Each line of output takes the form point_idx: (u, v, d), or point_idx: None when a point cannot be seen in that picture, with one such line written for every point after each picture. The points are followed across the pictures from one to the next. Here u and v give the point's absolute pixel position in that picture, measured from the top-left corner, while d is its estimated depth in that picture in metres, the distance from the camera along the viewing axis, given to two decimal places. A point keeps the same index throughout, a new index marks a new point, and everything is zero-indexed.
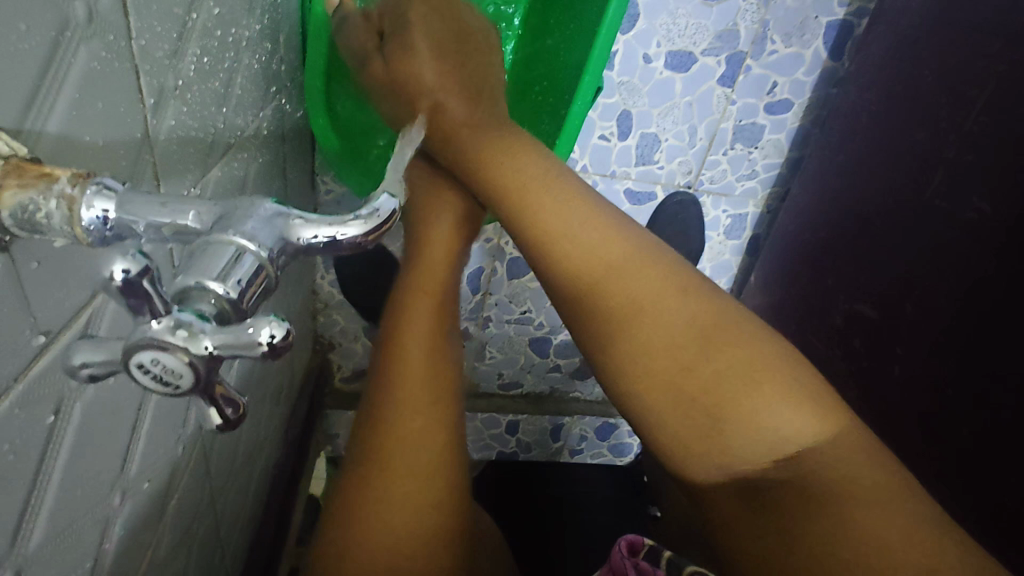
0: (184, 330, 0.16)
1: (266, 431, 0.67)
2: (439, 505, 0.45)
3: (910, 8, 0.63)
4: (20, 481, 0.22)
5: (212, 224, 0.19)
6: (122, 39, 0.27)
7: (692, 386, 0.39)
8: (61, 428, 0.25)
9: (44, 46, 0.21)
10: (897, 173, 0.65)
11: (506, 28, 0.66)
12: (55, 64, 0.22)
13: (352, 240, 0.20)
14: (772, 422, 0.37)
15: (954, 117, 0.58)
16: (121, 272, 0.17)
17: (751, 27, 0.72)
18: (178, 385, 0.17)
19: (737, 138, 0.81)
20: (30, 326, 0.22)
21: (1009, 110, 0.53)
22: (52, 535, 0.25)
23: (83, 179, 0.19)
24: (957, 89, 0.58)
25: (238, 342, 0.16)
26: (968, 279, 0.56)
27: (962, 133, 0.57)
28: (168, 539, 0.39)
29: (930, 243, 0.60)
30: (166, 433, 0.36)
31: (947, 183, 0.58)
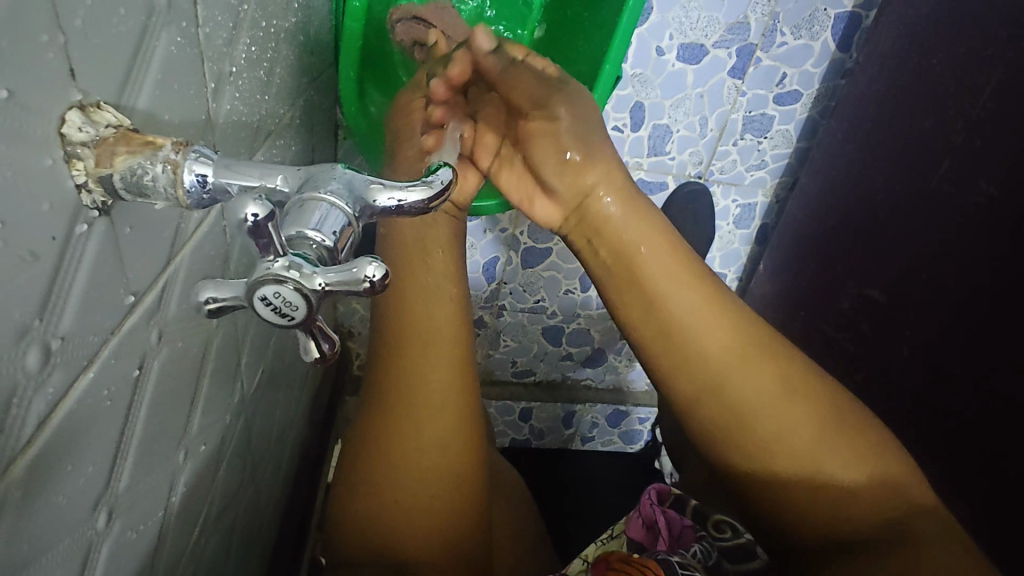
0: (300, 270, 0.19)
1: (294, 412, 0.70)
2: (449, 479, 0.47)
3: (919, 0, 0.65)
4: (114, 426, 0.25)
5: (299, 187, 0.21)
6: (192, 26, 0.29)
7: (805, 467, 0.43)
8: (143, 383, 0.27)
9: (137, 29, 0.23)
10: (905, 161, 0.67)
11: (524, 20, 0.68)
12: (143, 45, 0.24)
13: (417, 205, 0.22)
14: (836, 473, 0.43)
15: (962, 106, 0.60)
16: (251, 215, 0.18)
17: (762, 19, 0.74)
18: (292, 316, 0.20)
19: (747, 129, 0.83)
20: (123, 285, 0.24)
21: (1015, 98, 0.55)
22: (136, 479, 0.28)
23: (183, 147, 0.21)
24: (964, 79, 0.60)
25: (345, 279, 0.19)
26: (975, 262, 0.58)
27: (969, 121, 0.59)
28: (217, 503, 0.42)
29: (937, 228, 0.62)
30: (217, 398, 0.38)
31: (955, 169, 0.60)
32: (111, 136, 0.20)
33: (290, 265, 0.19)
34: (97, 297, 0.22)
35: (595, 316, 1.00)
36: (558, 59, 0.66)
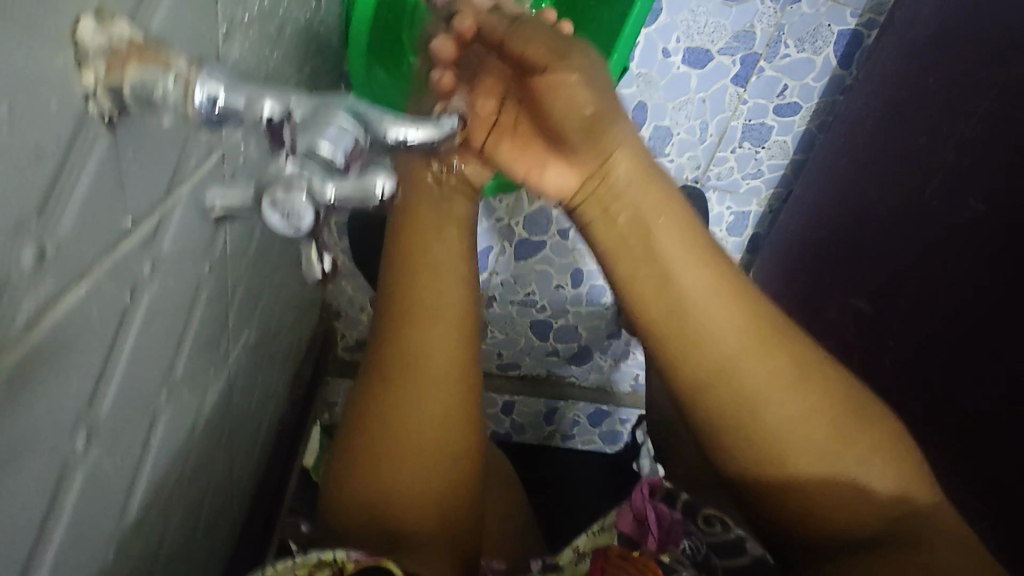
0: (313, 182, 0.21)
1: (276, 384, 0.69)
2: (454, 456, 0.47)
3: (921, 20, 0.67)
4: (100, 348, 0.25)
5: (310, 114, 0.21)
6: None
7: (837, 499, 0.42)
8: (133, 313, 0.27)
9: None
10: (898, 175, 0.68)
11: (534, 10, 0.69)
12: None
13: (419, 141, 0.25)
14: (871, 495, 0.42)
15: (956, 125, 0.61)
16: (267, 117, 0.21)
17: (767, 29, 0.76)
18: (300, 226, 0.22)
19: (745, 137, 0.84)
20: (121, 206, 0.24)
21: (1007, 118, 0.56)
22: (118, 412, 0.28)
23: (194, 66, 0.21)
24: (958, 98, 0.61)
25: (355, 195, 0.22)
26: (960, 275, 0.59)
27: (961, 139, 0.60)
28: (194, 457, 0.41)
29: (925, 242, 0.63)
30: (203, 349, 0.38)
31: (946, 185, 0.62)
32: (124, 48, 0.20)
33: (302, 174, 0.22)
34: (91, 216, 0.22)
35: (584, 313, 1.00)
36: None
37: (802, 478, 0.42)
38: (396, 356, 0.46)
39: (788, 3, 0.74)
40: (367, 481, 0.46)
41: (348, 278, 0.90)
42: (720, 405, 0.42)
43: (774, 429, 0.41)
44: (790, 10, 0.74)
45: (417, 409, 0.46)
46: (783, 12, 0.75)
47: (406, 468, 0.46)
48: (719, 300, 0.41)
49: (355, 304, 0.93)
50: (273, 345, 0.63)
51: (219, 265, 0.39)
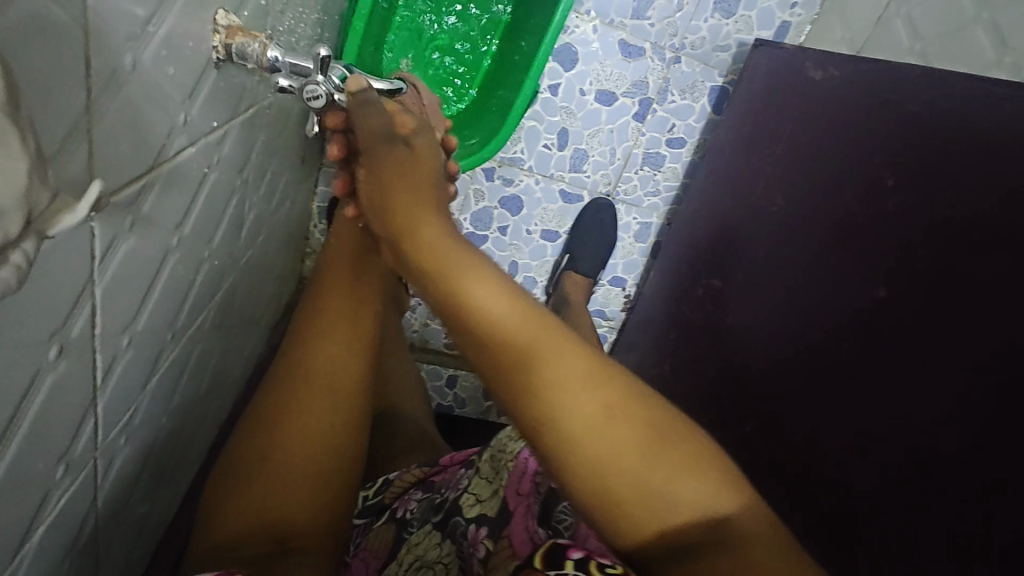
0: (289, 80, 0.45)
1: (258, 321, 0.86)
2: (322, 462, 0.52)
3: (757, 72, 0.94)
4: (190, 191, 0.43)
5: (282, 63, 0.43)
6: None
7: (613, 480, 0.38)
8: (204, 183, 0.46)
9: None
10: (749, 190, 0.90)
11: (485, 47, 0.90)
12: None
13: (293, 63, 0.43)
14: (664, 491, 0.37)
15: (780, 150, 0.85)
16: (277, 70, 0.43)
17: (657, 81, 1.02)
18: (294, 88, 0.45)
19: (645, 162, 1.08)
20: (210, 119, 0.44)
21: (808, 143, 0.80)
22: (188, 243, 0.46)
23: (228, 30, 0.40)
24: (779, 133, 0.86)
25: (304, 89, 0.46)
26: (773, 252, 0.81)
27: (782, 158, 0.84)
28: (209, 318, 0.59)
29: (758, 232, 0.85)
30: (226, 237, 0.57)
31: (774, 192, 0.84)
32: (232, 25, 0.41)
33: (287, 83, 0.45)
34: (206, 110, 0.43)
35: None
36: (498, 82, 0.88)
37: (592, 446, 0.38)
38: (283, 397, 0.53)
39: (671, 62, 1.01)
40: (245, 500, 0.50)
41: None
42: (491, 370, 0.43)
43: (558, 376, 0.40)
44: (674, 68, 1.01)
45: (306, 430, 0.52)
46: (668, 68, 1.01)
47: (282, 481, 0.50)
48: (507, 296, 0.44)
49: None
50: (259, 282, 0.80)
51: (242, 188, 0.58)
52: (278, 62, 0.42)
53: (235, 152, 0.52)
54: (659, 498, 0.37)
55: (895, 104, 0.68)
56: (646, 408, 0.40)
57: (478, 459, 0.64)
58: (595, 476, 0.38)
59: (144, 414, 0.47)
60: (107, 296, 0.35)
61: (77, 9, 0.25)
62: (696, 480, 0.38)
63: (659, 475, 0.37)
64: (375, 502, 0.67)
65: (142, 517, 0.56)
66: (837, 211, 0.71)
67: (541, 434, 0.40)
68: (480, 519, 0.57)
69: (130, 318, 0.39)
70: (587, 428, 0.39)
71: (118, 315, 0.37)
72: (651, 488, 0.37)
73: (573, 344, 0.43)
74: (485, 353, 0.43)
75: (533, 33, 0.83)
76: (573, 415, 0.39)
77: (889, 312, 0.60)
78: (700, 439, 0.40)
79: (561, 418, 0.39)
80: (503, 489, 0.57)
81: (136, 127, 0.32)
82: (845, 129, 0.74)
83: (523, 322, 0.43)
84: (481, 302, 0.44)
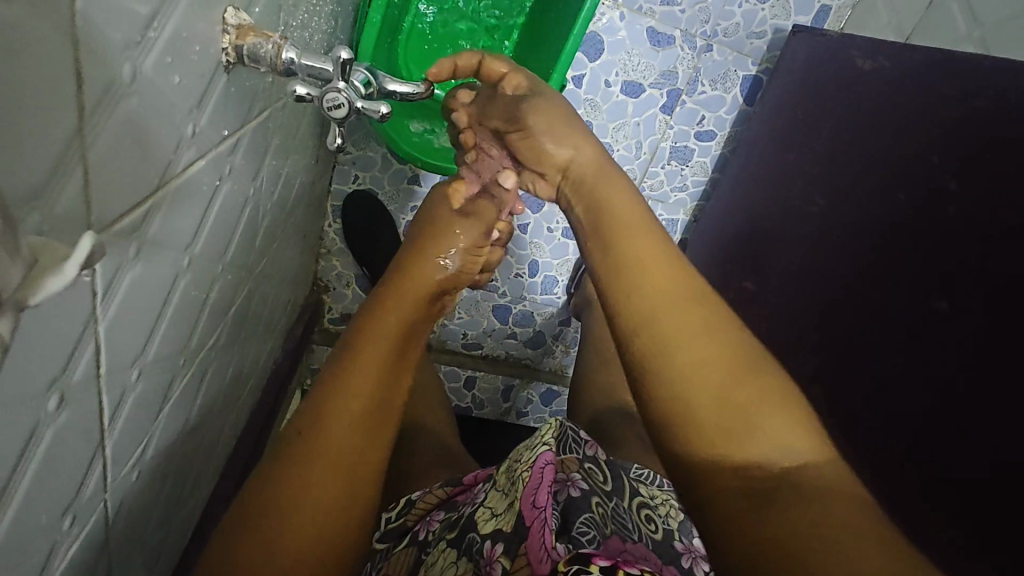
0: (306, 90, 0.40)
1: (272, 327, 0.82)
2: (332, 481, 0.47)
3: (796, 60, 0.88)
4: (201, 206, 0.40)
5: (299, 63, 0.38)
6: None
7: (718, 393, 0.43)
8: (216, 196, 0.42)
9: None
10: (788, 187, 0.85)
11: (506, 38, 0.85)
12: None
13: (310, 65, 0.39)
14: (762, 423, 0.42)
15: (822, 144, 0.80)
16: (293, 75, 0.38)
17: (686, 70, 0.96)
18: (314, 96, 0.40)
19: (672, 156, 1.03)
20: (221, 127, 0.40)
21: (855, 139, 0.74)
22: (200, 261, 0.43)
23: (237, 26, 0.36)
24: (821, 127, 0.81)
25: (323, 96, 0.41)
26: (815, 256, 0.76)
27: (825, 155, 0.79)
28: (223, 333, 0.56)
29: (798, 233, 0.80)
30: (239, 249, 0.53)
31: (816, 190, 0.79)
32: (243, 23, 0.37)
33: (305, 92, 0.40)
34: (217, 118, 0.39)
35: (539, 301, 1.16)
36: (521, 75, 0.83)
37: (700, 355, 0.45)
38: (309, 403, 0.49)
39: (702, 51, 0.95)
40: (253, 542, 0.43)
41: (339, 256, 1.06)
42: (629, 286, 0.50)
43: (664, 290, 0.48)
44: (704, 57, 0.95)
45: (313, 470, 0.46)
46: (699, 57, 0.96)
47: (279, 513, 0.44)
48: (666, 249, 0.52)
49: (343, 281, 1.07)
50: (273, 289, 0.77)
51: (256, 196, 0.54)
52: (293, 64, 0.38)
53: (249, 159, 0.48)
54: (757, 432, 0.41)
55: (957, 99, 0.62)
56: (748, 356, 0.46)
57: (498, 473, 0.62)
58: (715, 389, 0.43)
59: (156, 444, 0.44)
60: (111, 335, 0.31)
61: (63, 17, 0.21)
62: (783, 417, 0.42)
63: (761, 412, 0.42)
64: (396, 524, 0.64)
65: (155, 545, 0.53)
66: (889, 214, 0.66)
67: (658, 344, 0.46)
68: (497, 534, 0.53)
69: (139, 350, 0.35)
70: (680, 331, 0.46)
71: (124, 350, 0.33)
72: (745, 412, 0.42)
73: (686, 275, 0.50)
74: (630, 276, 0.50)
75: (558, 22, 0.78)
76: (704, 343, 0.46)
77: (949, 327, 0.56)
78: (787, 397, 0.44)
79: (681, 332, 0.46)
80: (518, 497, 0.54)
81: (136, 146, 0.29)
82: (898, 124, 0.68)
83: (667, 257, 0.51)
84: (649, 246, 0.52)
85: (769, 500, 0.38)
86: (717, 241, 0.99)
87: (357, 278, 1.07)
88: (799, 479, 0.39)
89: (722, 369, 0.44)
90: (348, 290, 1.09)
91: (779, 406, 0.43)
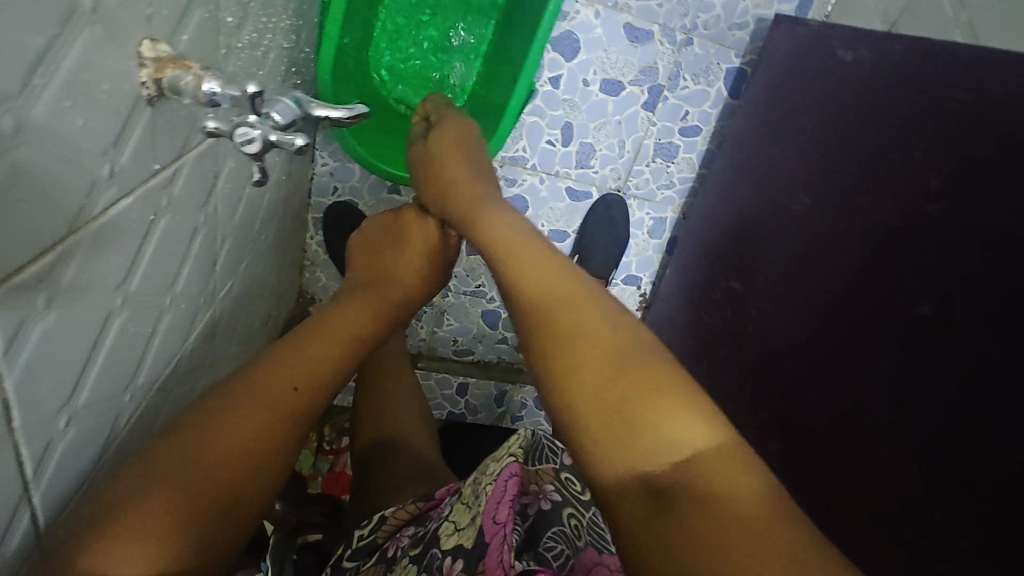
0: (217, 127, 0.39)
1: (251, 344, 0.82)
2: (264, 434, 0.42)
3: (779, 52, 0.85)
4: (134, 242, 0.39)
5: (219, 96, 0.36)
6: (214, 18, 0.44)
7: (613, 394, 0.41)
8: (154, 229, 0.42)
9: (181, 8, 0.38)
10: (774, 184, 0.82)
11: (479, 43, 0.83)
12: (185, 18, 0.39)
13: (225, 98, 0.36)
14: (660, 415, 0.39)
15: (807, 139, 0.77)
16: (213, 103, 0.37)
17: (667, 66, 0.94)
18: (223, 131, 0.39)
19: (657, 154, 1.01)
20: (152, 161, 0.39)
21: (839, 133, 0.72)
22: (141, 295, 0.42)
23: (155, 57, 0.35)
24: (805, 121, 0.78)
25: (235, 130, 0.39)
26: (800, 255, 0.74)
27: (810, 150, 0.76)
28: (184, 359, 0.55)
29: (784, 232, 0.78)
30: (194, 275, 0.52)
31: (801, 187, 0.76)
32: (163, 54, 0.36)
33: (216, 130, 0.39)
34: (144, 151, 0.38)
35: None
36: (495, 80, 0.81)
37: (597, 351, 0.43)
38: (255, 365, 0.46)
39: (682, 45, 0.92)
40: (99, 547, 0.33)
41: (323, 267, 1.05)
42: (524, 307, 0.49)
43: (554, 300, 0.48)
44: (685, 51, 0.93)
45: (237, 414, 0.42)
46: (680, 52, 0.93)
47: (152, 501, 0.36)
48: (547, 262, 0.51)
49: (329, 291, 1.07)
50: (248, 307, 0.77)
51: (209, 219, 0.53)
52: (216, 94, 0.36)
53: (194, 185, 0.47)
54: (659, 427, 0.39)
55: (940, 89, 0.59)
56: (639, 350, 0.43)
57: (463, 487, 0.60)
58: (601, 395, 0.41)
59: (107, 480, 0.43)
60: (22, 387, 0.30)
61: None
62: (685, 405, 0.40)
63: (655, 402, 0.40)
64: (369, 542, 0.64)
65: None
66: (873, 212, 0.63)
67: (553, 364, 0.44)
68: (456, 551, 0.51)
69: (68, 395, 0.35)
70: (587, 331, 0.45)
71: (47, 397, 0.33)
72: (643, 411, 0.40)
73: (574, 283, 0.49)
74: (532, 297, 0.49)
75: (527, 23, 0.76)
76: (591, 343, 0.44)
77: (933, 332, 0.53)
78: (689, 382, 0.42)
79: (575, 336, 0.45)
80: (481, 512, 0.52)
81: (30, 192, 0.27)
82: (880, 117, 0.65)
83: (564, 274, 0.50)
84: (541, 256, 0.52)
85: (669, 501, 0.36)
86: (705, 241, 0.97)
87: (342, 288, 1.06)
88: (698, 471, 0.37)
89: (612, 366, 0.42)
90: (334, 301, 1.08)
91: (684, 397, 0.40)
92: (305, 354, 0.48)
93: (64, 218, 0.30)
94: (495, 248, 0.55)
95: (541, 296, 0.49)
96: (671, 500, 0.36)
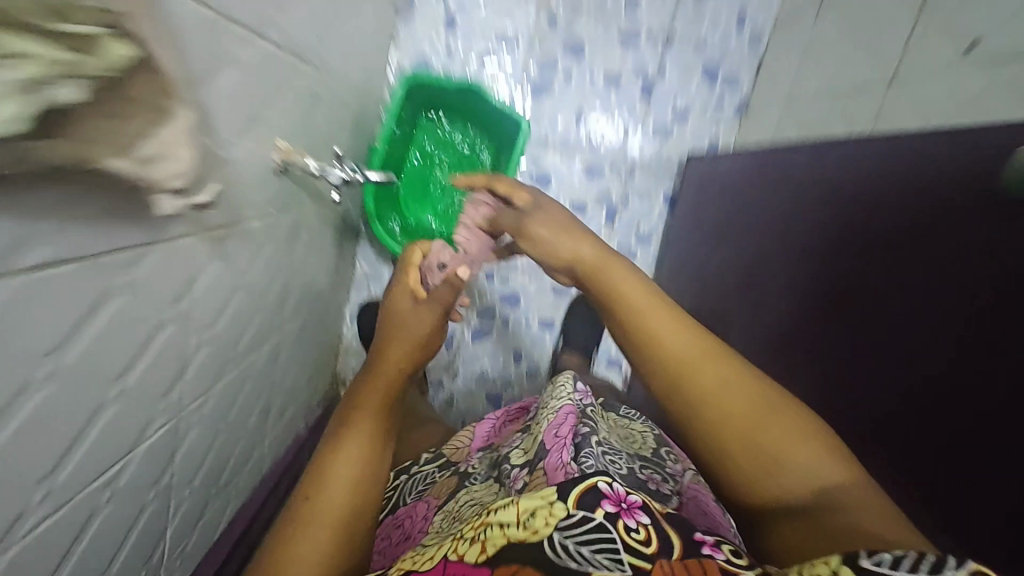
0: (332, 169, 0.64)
1: (293, 396, 1.03)
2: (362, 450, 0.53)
3: (694, 175, 1.16)
4: (249, 249, 0.65)
5: None
6: (307, 140, 0.76)
7: (737, 439, 0.43)
8: (259, 249, 0.68)
9: (292, 129, 0.70)
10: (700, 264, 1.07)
11: None
12: (293, 134, 0.70)
13: None
14: (800, 460, 0.42)
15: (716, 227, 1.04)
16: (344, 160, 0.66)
17: (618, 192, 1.26)
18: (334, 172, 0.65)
19: (619, 257, 1.29)
20: (266, 206, 0.67)
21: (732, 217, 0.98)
22: (245, 289, 0.67)
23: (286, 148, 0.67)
24: (714, 216, 1.06)
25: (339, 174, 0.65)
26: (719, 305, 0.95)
27: (718, 234, 1.02)
28: (256, 362, 0.77)
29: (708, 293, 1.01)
30: (271, 300, 0.78)
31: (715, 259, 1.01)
32: (281, 145, 0.66)
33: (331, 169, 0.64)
34: (264, 199, 0.66)
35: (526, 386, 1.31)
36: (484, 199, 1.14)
37: (712, 400, 0.44)
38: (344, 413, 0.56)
39: (627, 177, 1.26)
40: (292, 547, 0.46)
41: (354, 354, 1.28)
42: (622, 336, 0.49)
43: (650, 328, 0.47)
44: (630, 181, 1.26)
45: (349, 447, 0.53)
46: (626, 182, 1.26)
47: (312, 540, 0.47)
48: (642, 289, 0.49)
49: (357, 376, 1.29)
50: (296, 360, 0.99)
51: (286, 266, 0.80)
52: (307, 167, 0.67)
53: (282, 236, 0.75)
54: (794, 464, 0.42)
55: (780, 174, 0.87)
56: (768, 400, 0.44)
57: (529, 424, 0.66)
58: (737, 433, 0.43)
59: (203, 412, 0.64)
60: (189, 300, 0.54)
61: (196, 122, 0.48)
62: (807, 439, 0.43)
63: (794, 442, 0.42)
64: None
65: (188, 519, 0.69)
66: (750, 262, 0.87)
67: (658, 372, 0.46)
68: (522, 457, 0.60)
69: (204, 323, 0.58)
70: (691, 370, 0.45)
71: (196, 315, 0.56)
72: (775, 455, 0.42)
73: (667, 309, 0.48)
74: (605, 311, 0.50)
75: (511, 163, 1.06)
76: (709, 376, 0.45)
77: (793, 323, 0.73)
78: (808, 416, 0.44)
79: (684, 377, 0.45)
80: (543, 431, 0.59)
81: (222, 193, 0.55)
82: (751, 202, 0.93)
83: (647, 292, 0.49)
84: (619, 277, 0.50)
85: (818, 514, 0.41)
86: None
87: None
88: (836, 503, 0.41)
89: (708, 357, 0.45)
90: None
91: (800, 424, 0.43)
92: (378, 374, 0.58)
93: (227, 217, 0.57)
94: (567, 261, 0.54)
95: (612, 304, 0.50)
96: (823, 521, 0.41)
